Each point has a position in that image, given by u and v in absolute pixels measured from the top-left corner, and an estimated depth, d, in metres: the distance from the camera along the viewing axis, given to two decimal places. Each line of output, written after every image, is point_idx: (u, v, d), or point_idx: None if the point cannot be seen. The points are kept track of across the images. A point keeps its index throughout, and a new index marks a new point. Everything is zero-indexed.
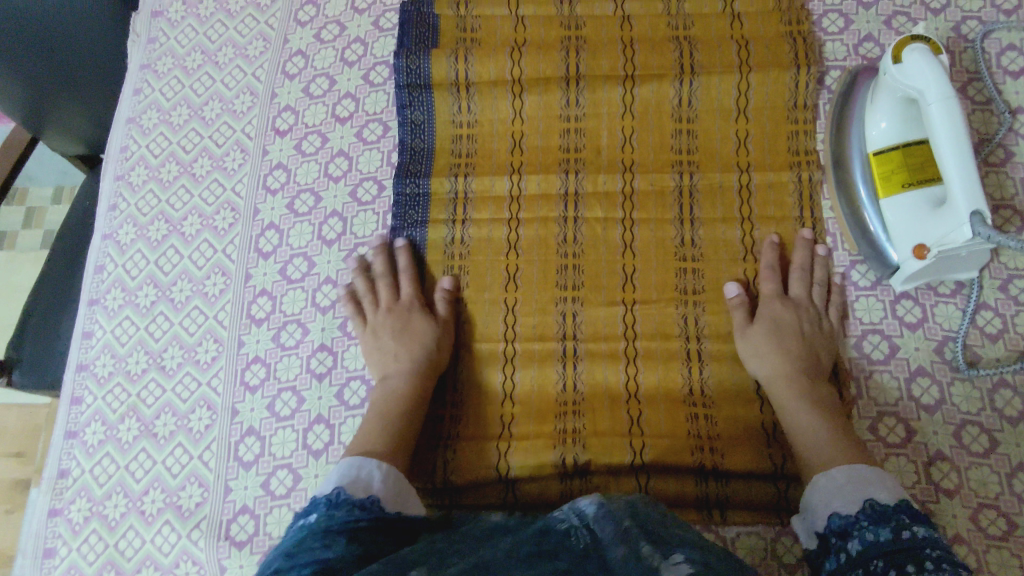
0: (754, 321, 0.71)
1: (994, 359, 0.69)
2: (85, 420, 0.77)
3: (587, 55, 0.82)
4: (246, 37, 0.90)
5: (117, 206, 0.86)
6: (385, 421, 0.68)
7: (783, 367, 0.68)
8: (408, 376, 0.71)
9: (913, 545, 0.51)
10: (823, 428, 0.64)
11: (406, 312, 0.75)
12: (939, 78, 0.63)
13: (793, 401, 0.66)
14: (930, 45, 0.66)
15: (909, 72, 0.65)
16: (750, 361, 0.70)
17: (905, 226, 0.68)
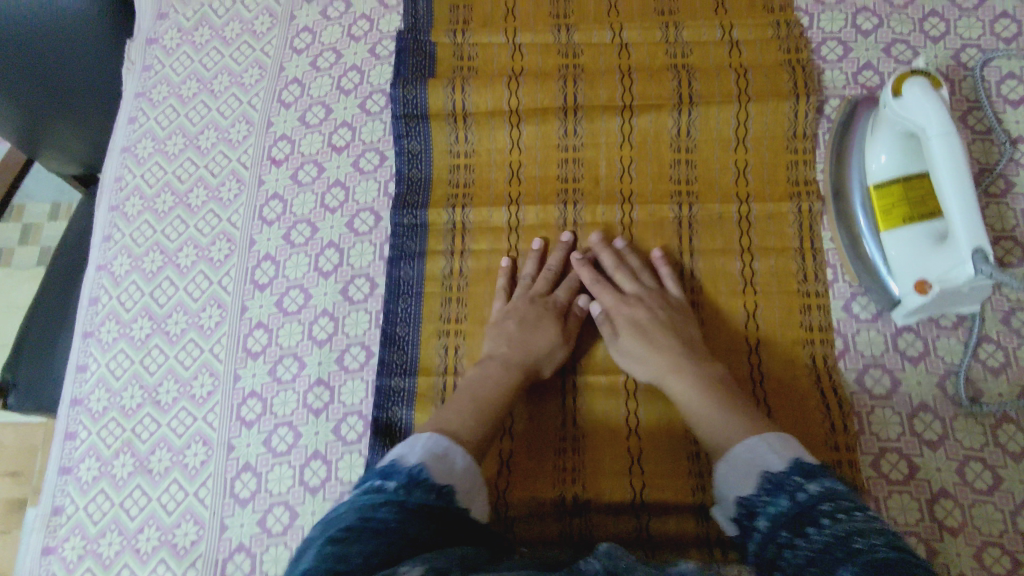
0: (619, 328, 0.72)
1: (997, 394, 0.68)
2: (79, 455, 0.77)
3: (585, 85, 0.82)
4: (241, 65, 0.90)
5: (111, 236, 0.85)
6: (478, 396, 0.66)
7: (654, 360, 0.68)
8: (507, 364, 0.69)
9: (811, 508, 0.49)
10: (710, 400, 0.63)
11: (539, 310, 0.74)
12: (939, 113, 0.63)
13: (673, 389, 0.66)
14: (930, 78, 0.65)
15: (909, 106, 0.65)
16: (631, 366, 0.70)
17: (906, 261, 0.67)
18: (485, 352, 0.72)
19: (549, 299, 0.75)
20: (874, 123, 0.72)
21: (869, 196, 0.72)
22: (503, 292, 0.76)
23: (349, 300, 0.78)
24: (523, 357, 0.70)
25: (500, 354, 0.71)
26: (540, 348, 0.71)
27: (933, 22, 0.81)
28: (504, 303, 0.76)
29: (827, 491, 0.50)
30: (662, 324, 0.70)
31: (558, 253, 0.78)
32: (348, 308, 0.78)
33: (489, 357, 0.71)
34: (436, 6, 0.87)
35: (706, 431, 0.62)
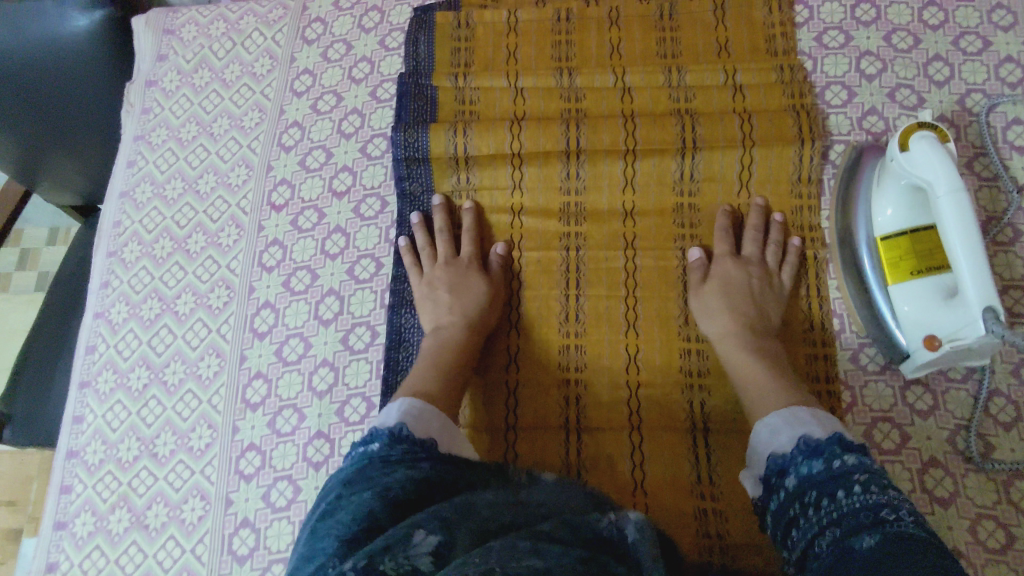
0: (707, 283, 0.74)
1: (1008, 449, 0.67)
2: (75, 510, 0.75)
3: (587, 129, 0.80)
4: (241, 108, 0.89)
5: (109, 283, 0.84)
6: (432, 363, 0.70)
7: (733, 325, 0.71)
8: (454, 328, 0.73)
9: (843, 473, 0.52)
10: (774, 377, 0.66)
11: (464, 268, 0.77)
12: (948, 168, 0.62)
13: (741, 356, 0.69)
14: (936, 133, 0.65)
15: (916, 160, 0.64)
16: (705, 321, 0.73)
17: (917, 315, 0.67)
18: (429, 324, 0.75)
19: (467, 254, 0.78)
20: (879, 173, 0.72)
21: (875, 247, 0.71)
22: (416, 266, 0.79)
23: (349, 350, 0.77)
24: (463, 314, 0.74)
25: (447, 323, 0.74)
26: (477, 298, 0.75)
27: (937, 66, 0.80)
28: (426, 271, 0.78)
29: (861, 464, 0.52)
30: (750, 296, 0.73)
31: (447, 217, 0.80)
32: (348, 358, 0.77)
33: (436, 325, 0.75)
34: (437, 48, 0.86)
35: (768, 394, 0.64)
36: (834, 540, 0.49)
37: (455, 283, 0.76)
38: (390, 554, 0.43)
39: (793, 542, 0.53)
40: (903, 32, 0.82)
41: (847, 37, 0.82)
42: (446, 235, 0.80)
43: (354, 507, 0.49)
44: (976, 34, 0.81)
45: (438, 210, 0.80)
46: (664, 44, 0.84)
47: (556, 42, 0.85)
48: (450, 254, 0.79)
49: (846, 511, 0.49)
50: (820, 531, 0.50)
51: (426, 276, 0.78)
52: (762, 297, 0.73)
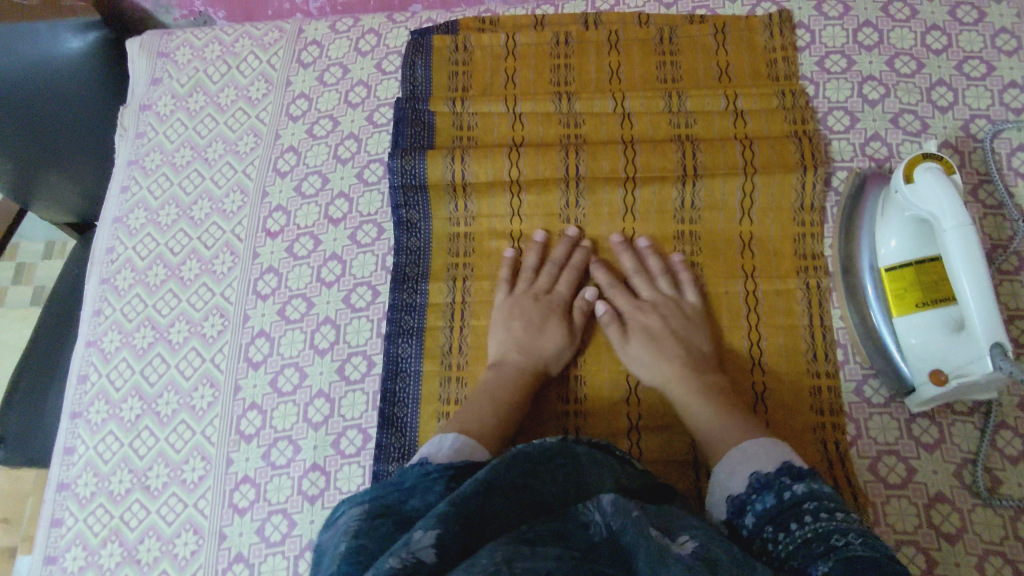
0: (630, 333, 0.74)
1: (1016, 484, 0.66)
2: (65, 544, 0.74)
3: (586, 155, 0.78)
4: (236, 132, 0.88)
5: (101, 311, 0.83)
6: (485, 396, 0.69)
7: (662, 364, 0.71)
8: (518, 372, 0.71)
9: (795, 503, 0.52)
10: (720, 412, 0.65)
11: (549, 309, 0.75)
12: (953, 200, 0.61)
13: (681, 395, 0.68)
14: (942, 164, 0.64)
15: (921, 192, 0.63)
16: (635, 367, 0.72)
17: (924, 347, 0.66)
18: (494, 353, 0.74)
19: (551, 294, 0.77)
20: (883, 203, 0.71)
21: (879, 278, 0.70)
22: (506, 283, 0.78)
23: (345, 380, 0.76)
24: (532, 361, 0.72)
25: (511, 360, 0.72)
26: (548, 352, 0.73)
27: (941, 91, 0.79)
28: (507, 297, 0.77)
29: (811, 494, 0.53)
30: (669, 332, 0.72)
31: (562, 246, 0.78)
32: (344, 389, 0.76)
33: (499, 357, 0.73)
34: (434, 73, 0.85)
35: (717, 431, 0.64)
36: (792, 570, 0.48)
37: (535, 319, 0.74)
38: (395, 552, 0.41)
39: None
40: (905, 56, 0.81)
41: (849, 62, 0.81)
42: (559, 270, 0.78)
43: (360, 530, 0.46)
44: (980, 59, 0.80)
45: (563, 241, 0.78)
46: (663, 68, 0.83)
47: (555, 66, 0.85)
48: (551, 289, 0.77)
49: (798, 543, 0.49)
50: (780, 566, 0.49)
51: (508, 302, 0.76)
52: (682, 327, 0.73)
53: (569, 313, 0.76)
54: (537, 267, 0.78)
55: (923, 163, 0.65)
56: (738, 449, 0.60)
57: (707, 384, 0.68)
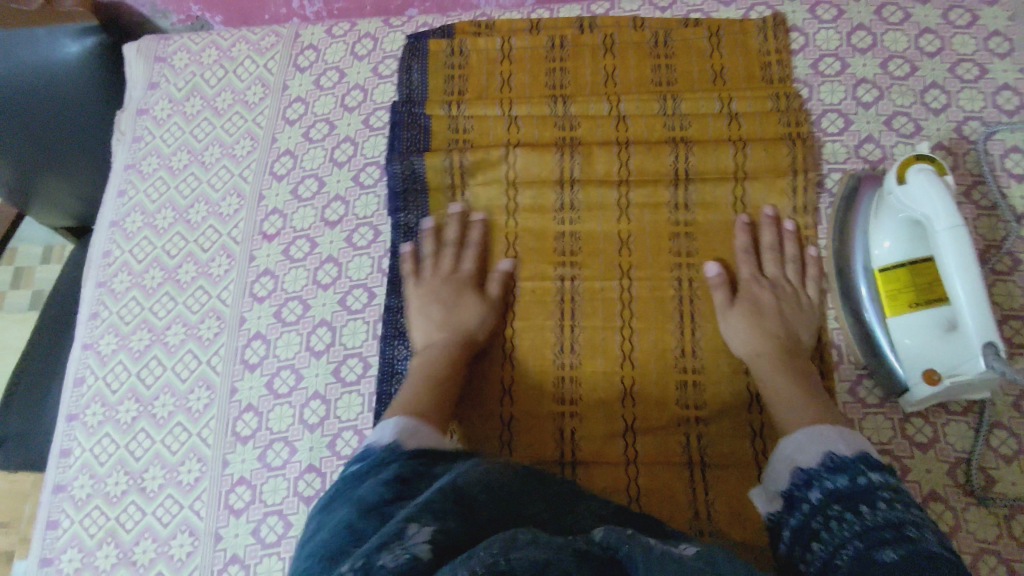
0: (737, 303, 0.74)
1: (1010, 483, 0.66)
2: (61, 546, 0.74)
3: (582, 159, 0.80)
4: (233, 136, 0.88)
5: (98, 314, 0.83)
6: (419, 376, 0.70)
7: (759, 343, 0.71)
8: (446, 348, 0.72)
9: (868, 489, 0.54)
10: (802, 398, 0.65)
11: (458, 287, 0.77)
12: (947, 200, 0.61)
13: (772, 374, 0.69)
14: (934, 166, 0.65)
15: (913, 191, 0.64)
16: (728, 336, 0.72)
17: (918, 348, 0.66)
18: (421, 342, 0.75)
19: (458, 273, 0.78)
20: (875, 205, 0.71)
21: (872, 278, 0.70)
22: (413, 275, 0.78)
23: (341, 382, 0.76)
24: (459, 334, 0.74)
25: (438, 339, 0.74)
26: (471, 325, 0.75)
27: (934, 93, 0.80)
28: (418, 285, 0.77)
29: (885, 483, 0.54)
30: (780, 319, 0.72)
31: (455, 225, 0.80)
32: (339, 391, 0.76)
33: (425, 344, 0.74)
34: (431, 76, 0.86)
35: (794, 412, 0.64)
36: (859, 550, 0.50)
37: (442, 297, 0.76)
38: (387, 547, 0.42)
39: (814, 554, 0.53)
40: (899, 59, 0.81)
41: (843, 65, 0.82)
42: (452, 249, 0.79)
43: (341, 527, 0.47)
44: (973, 61, 0.80)
45: (453, 220, 0.80)
46: (658, 71, 0.84)
47: (551, 69, 0.85)
48: (455, 268, 0.79)
49: (875, 524, 0.51)
50: (846, 542, 0.51)
51: (418, 290, 0.77)
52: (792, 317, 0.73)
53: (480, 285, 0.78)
54: (438, 251, 0.79)
55: (917, 164, 0.66)
56: (817, 428, 0.61)
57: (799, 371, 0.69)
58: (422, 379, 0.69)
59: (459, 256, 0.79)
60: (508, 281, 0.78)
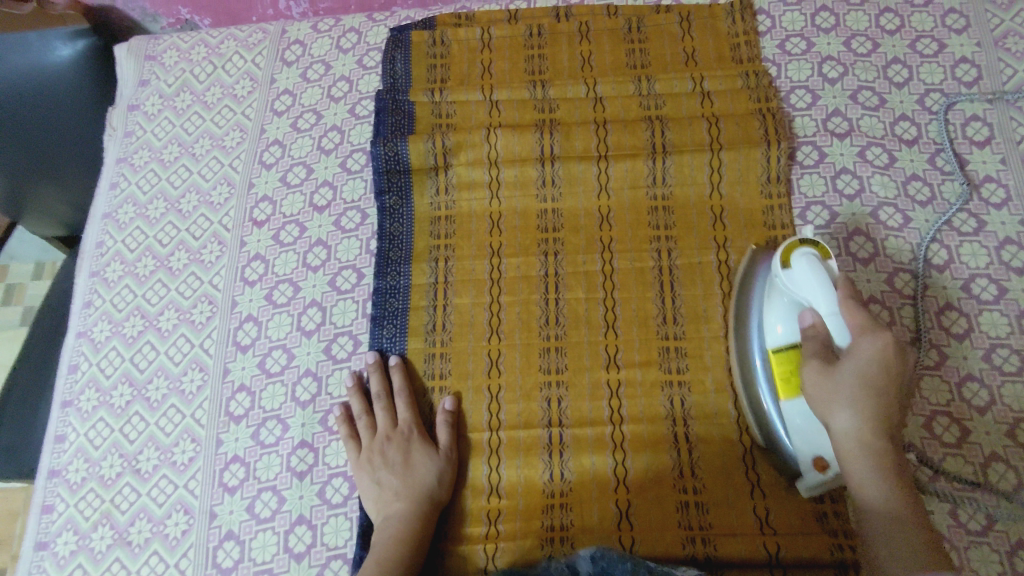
0: (836, 366, 0.60)
1: (985, 432, 0.68)
2: (57, 529, 0.75)
3: (561, 137, 0.82)
4: (223, 128, 0.91)
5: (91, 302, 0.85)
6: (376, 559, 0.64)
7: (867, 436, 0.58)
8: (406, 519, 0.67)
9: None
10: (897, 524, 0.55)
11: (405, 442, 0.72)
12: (824, 288, 0.62)
13: (870, 469, 0.57)
14: (817, 250, 0.65)
15: (796, 276, 0.64)
16: (832, 413, 0.60)
17: (808, 434, 0.64)
18: (375, 515, 0.69)
19: (396, 427, 0.73)
20: (769, 290, 0.69)
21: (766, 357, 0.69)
22: (352, 441, 0.73)
23: (333, 359, 0.78)
24: (414, 500, 0.68)
25: (395, 511, 0.68)
26: (428, 484, 0.70)
27: (896, 68, 0.83)
28: (359, 452, 0.72)
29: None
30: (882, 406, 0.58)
31: (377, 376, 0.75)
32: (331, 368, 0.77)
33: (382, 516, 0.68)
34: (413, 65, 0.89)
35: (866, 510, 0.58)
36: None
37: (392, 456, 0.72)
38: None
39: None
40: (861, 37, 0.85)
41: (809, 44, 0.85)
42: (384, 401, 0.74)
43: None
44: (932, 37, 0.84)
45: (372, 370, 0.75)
46: (632, 55, 0.87)
47: (529, 56, 0.88)
48: (390, 424, 0.73)
49: None
50: None
51: (364, 451, 0.72)
52: (898, 404, 0.59)
53: (426, 433, 0.73)
54: (367, 410, 0.75)
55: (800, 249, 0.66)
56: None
57: (898, 479, 0.57)
58: (388, 555, 0.65)
59: (390, 409, 0.74)
60: (453, 419, 0.73)
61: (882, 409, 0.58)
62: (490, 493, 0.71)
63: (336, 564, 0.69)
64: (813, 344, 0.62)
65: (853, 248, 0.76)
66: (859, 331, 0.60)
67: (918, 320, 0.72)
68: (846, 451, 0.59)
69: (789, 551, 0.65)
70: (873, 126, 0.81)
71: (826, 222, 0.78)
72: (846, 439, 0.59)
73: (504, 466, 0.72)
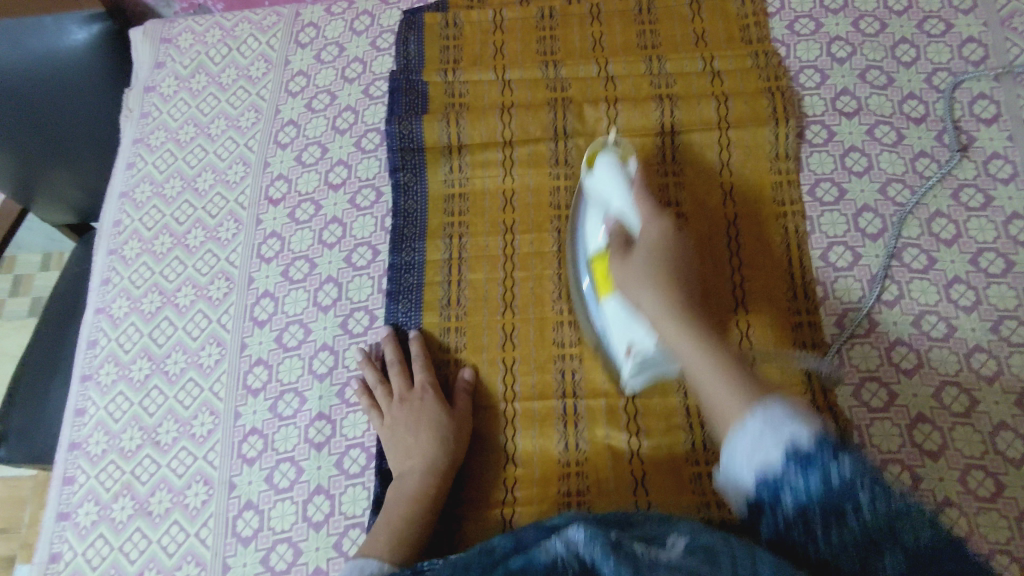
0: (633, 251, 0.65)
1: (993, 402, 0.69)
2: (77, 500, 0.76)
3: (573, 115, 0.84)
4: (238, 109, 0.92)
5: (110, 279, 0.86)
6: (393, 518, 0.66)
7: (669, 305, 0.61)
8: (421, 483, 0.68)
9: (847, 488, 0.44)
10: (715, 364, 0.56)
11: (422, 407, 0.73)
12: (620, 185, 0.70)
13: (678, 332, 0.59)
14: (617, 155, 0.72)
15: (599, 179, 0.71)
16: (636, 291, 0.63)
17: (623, 323, 0.66)
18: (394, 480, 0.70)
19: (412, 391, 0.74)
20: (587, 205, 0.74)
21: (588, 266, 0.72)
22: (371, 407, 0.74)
23: (349, 333, 0.79)
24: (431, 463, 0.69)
25: (410, 472, 0.69)
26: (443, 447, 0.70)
27: (904, 48, 0.85)
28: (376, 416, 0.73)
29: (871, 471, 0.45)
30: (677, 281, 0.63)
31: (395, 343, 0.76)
32: (347, 342, 0.78)
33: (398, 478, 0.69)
34: (426, 46, 0.90)
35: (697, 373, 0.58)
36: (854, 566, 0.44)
37: (409, 416, 0.72)
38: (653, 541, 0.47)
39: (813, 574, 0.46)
40: (870, 17, 0.86)
41: (817, 25, 0.87)
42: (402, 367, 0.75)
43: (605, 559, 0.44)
44: (939, 18, 0.86)
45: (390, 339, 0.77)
46: (643, 36, 0.88)
47: (541, 38, 0.89)
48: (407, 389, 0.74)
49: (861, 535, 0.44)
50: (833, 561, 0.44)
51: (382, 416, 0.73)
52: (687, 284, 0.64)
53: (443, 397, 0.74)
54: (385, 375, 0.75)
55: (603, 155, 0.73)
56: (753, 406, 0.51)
57: (708, 336, 0.59)
58: (403, 518, 0.66)
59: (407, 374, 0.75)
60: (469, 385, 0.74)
61: (677, 284, 0.63)
62: (506, 462, 0.72)
63: (354, 532, 0.70)
64: (614, 238, 0.67)
65: (862, 224, 0.77)
66: (651, 216, 0.67)
67: (925, 294, 0.74)
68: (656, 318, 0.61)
69: None
70: (882, 105, 0.82)
71: (834, 198, 0.79)
72: (652, 313, 0.61)
73: (519, 436, 0.73)
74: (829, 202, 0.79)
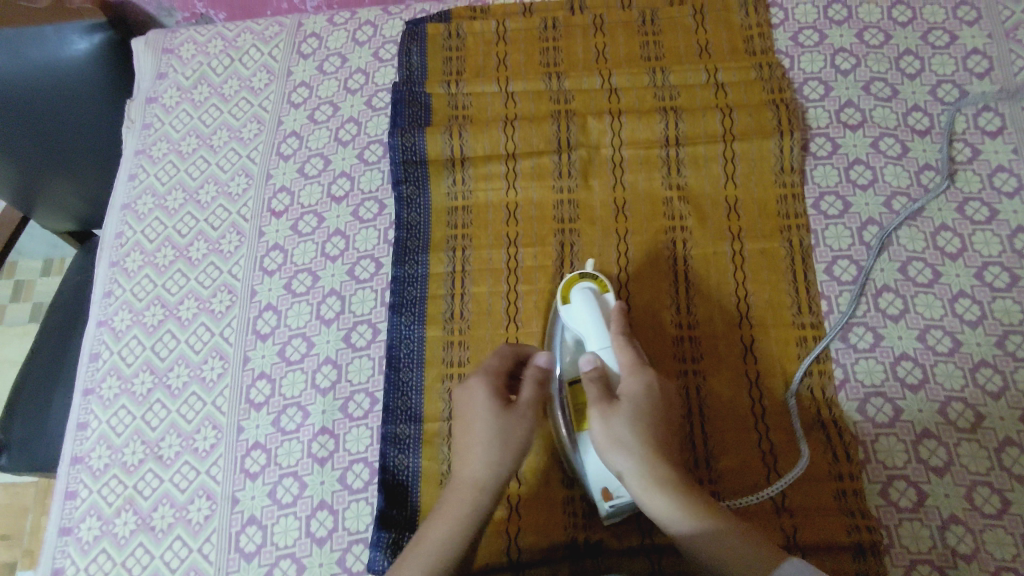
0: (616, 403, 0.61)
1: (998, 418, 0.69)
2: (80, 515, 0.76)
3: (577, 127, 0.84)
4: (240, 120, 0.92)
5: (112, 291, 0.86)
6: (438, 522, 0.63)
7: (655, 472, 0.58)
8: None
9: None
10: (711, 531, 0.56)
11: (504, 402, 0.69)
12: (597, 323, 0.67)
13: (667, 501, 0.57)
14: (596, 286, 0.71)
15: (578, 313, 0.69)
16: (614, 455, 0.60)
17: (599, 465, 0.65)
18: None
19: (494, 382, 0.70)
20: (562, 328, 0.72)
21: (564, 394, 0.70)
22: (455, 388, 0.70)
23: (352, 347, 0.78)
24: None
25: None
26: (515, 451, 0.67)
27: (908, 60, 0.84)
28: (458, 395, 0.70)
29: None
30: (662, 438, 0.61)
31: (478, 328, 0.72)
32: (350, 356, 0.78)
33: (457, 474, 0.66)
34: (429, 58, 0.90)
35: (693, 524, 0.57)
36: None
37: None
38: None
39: None
40: (874, 29, 0.86)
41: (822, 36, 0.86)
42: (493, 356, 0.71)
43: None
44: (943, 29, 0.85)
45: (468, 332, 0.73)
46: (646, 47, 0.88)
47: (544, 49, 0.89)
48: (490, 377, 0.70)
49: None
50: None
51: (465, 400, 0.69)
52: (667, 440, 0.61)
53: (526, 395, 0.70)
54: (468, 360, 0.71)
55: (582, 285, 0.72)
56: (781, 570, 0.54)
57: (695, 498, 0.58)
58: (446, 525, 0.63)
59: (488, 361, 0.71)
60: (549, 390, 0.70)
61: (659, 442, 0.60)
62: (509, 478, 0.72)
63: (357, 548, 0.70)
64: (593, 384, 0.62)
65: (867, 238, 0.77)
66: (630, 367, 0.63)
67: (930, 308, 0.74)
68: (641, 488, 0.58)
69: (807, 533, 0.66)
70: (887, 117, 0.82)
71: (839, 211, 0.78)
72: (634, 481, 0.59)
73: None
74: (833, 215, 0.78)
